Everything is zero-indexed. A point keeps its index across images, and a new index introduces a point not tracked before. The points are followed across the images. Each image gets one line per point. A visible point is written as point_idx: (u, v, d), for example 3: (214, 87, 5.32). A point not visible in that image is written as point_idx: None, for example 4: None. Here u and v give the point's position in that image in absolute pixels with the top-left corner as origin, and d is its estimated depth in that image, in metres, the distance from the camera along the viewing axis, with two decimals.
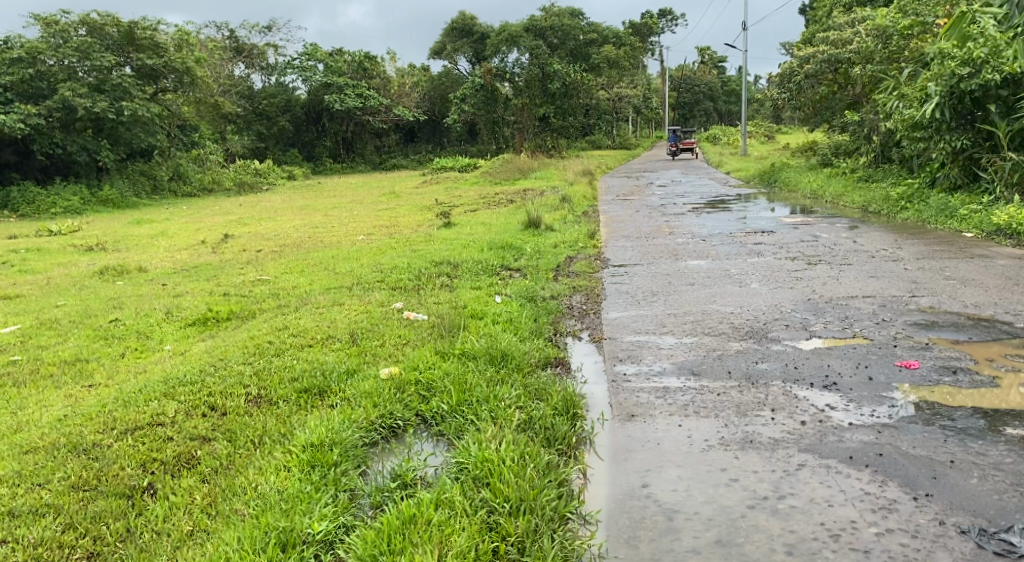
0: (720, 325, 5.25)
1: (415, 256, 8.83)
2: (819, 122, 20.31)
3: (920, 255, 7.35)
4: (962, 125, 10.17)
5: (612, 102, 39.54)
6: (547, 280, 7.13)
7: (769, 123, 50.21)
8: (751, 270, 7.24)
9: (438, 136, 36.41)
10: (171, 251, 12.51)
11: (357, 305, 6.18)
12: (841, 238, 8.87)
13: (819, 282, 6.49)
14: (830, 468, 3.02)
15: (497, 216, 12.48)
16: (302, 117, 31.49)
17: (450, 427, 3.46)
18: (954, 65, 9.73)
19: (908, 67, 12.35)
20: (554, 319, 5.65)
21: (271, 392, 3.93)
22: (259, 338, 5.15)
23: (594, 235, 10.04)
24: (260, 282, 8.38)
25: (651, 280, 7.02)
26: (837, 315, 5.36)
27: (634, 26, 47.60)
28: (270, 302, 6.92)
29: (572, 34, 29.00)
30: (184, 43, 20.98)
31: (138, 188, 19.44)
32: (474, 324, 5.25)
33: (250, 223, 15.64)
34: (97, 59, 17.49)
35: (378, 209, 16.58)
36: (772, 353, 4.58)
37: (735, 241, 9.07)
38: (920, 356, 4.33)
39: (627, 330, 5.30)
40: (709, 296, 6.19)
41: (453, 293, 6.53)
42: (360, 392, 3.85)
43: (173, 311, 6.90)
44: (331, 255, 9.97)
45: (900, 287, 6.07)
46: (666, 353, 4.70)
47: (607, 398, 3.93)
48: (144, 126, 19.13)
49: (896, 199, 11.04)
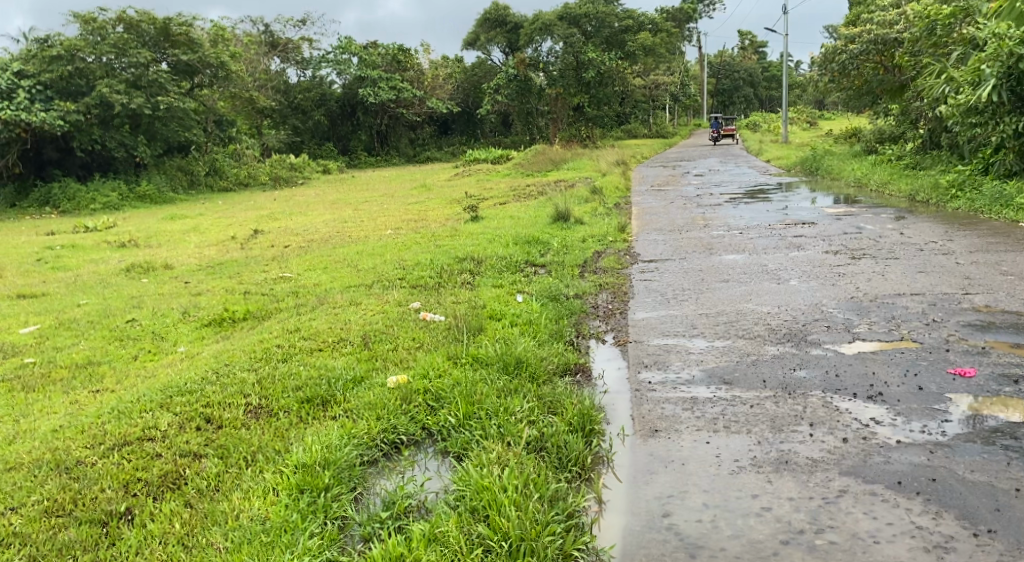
0: (755, 327, 4.93)
1: (440, 252, 8.61)
2: (861, 108, 19.62)
3: (972, 248, 6.89)
4: (1019, 107, 9.80)
5: (648, 91, 38.92)
6: (574, 277, 6.84)
7: (811, 109, 49.09)
8: (790, 265, 6.86)
9: (472, 128, 36.15)
10: (200, 247, 12.48)
11: (375, 304, 5.97)
12: (887, 229, 8.43)
13: (862, 278, 6.09)
14: (875, 496, 2.70)
15: (527, 209, 12.21)
16: (336, 111, 31.29)
17: (456, 443, 3.23)
18: (1012, 45, 9.10)
19: (958, 50, 11.84)
20: (578, 320, 5.38)
21: (272, 402, 3.72)
22: (271, 340, 4.96)
23: (624, 228, 9.71)
24: (282, 279, 8.25)
25: (683, 276, 6.68)
26: (882, 315, 4.98)
27: (671, 13, 46.86)
28: (289, 301, 6.74)
29: (607, 21, 28.59)
30: (218, 39, 21.09)
31: (175, 183, 19.57)
32: (491, 327, 5.01)
33: (281, 217, 15.60)
34: (134, 55, 17.58)
35: (409, 202, 16.42)
36: (812, 359, 4.24)
37: (773, 234, 8.68)
38: (976, 362, 3.95)
39: (654, 332, 5.00)
40: (744, 294, 5.85)
41: (474, 292, 6.28)
42: (364, 403, 3.62)
43: (191, 311, 6.75)
44: (356, 251, 9.81)
45: (951, 283, 5.66)
46: (695, 358, 4.39)
47: (629, 410, 3.65)
48: (181, 121, 19.24)
49: (947, 188, 10.53)
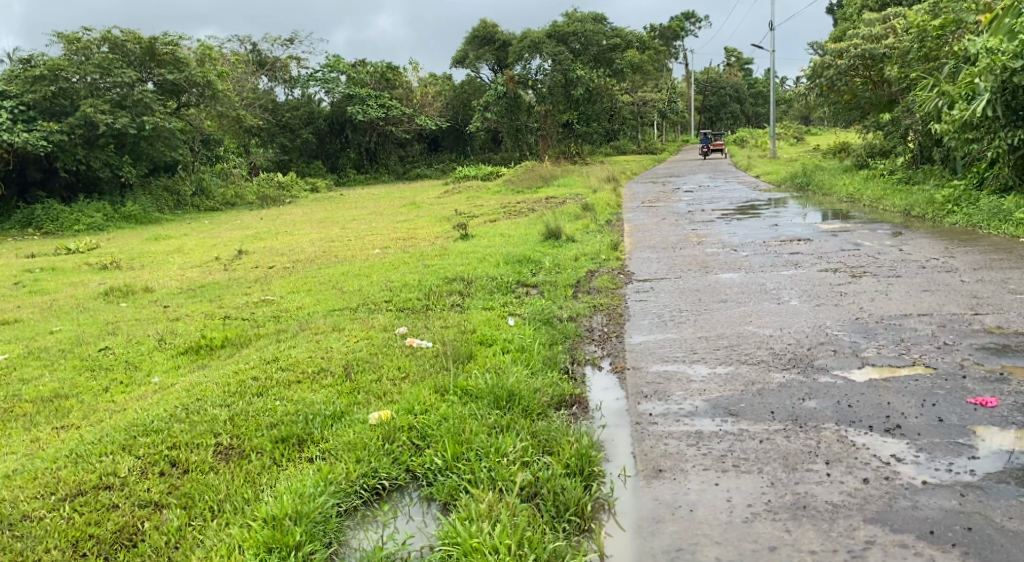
0: (759, 351, 4.69)
1: (428, 272, 8.37)
2: (851, 123, 19.57)
3: (976, 265, 6.69)
4: (1013, 122, 9.64)
5: (637, 107, 38.94)
6: (566, 297, 6.61)
7: (799, 125, 49.29)
8: (789, 284, 6.64)
9: (462, 145, 36.00)
10: (183, 268, 12.18)
11: (358, 330, 5.70)
12: (885, 246, 8.25)
13: (865, 297, 5.87)
14: (906, 549, 2.53)
15: (517, 227, 11.99)
16: (324, 129, 31.18)
17: (444, 489, 2.97)
18: (1005, 59, 8.97)
19: (949, 65, 11.73)
20: (572, 345, 5.13)
21: (244, 442, 3.45)
22: (247, 371, 4.67)
23: (617, 246, 9.49)
24: (264, 302, 7.99)
25: (679, 297, 6.44)
26: (890, 337, 4.77)
27: (658, 30, 47.05)
28: (271, 326, 6.46)
29: (595, 39, 28.52)
30: (206, 59, 20.85)
31: (161, 204, 19.27)
32: (481, 354, 4.74)
33: (267, 237, 15.33)
34: (118, 75, 17.32)
35: (397, 220, 16.20)
36: (821, 387, 4.00)
37: (769, 251, 8.48)
38: (997, 390, 3.73)
39: (652, 357, 4.75)
40: (744, 315, 5.60)
41: (463, 315, 6.01)
42: (343, 443, 3.35)
43: (166, 338, 6.45)
44: (342, 271, 9.56)
45: (959, 302, 5.44)
46: (697, 387, 4.13)
47: (630, 447, 3.39)
48: (167, 141, 18.95)
49: (942, 202, 10.38)
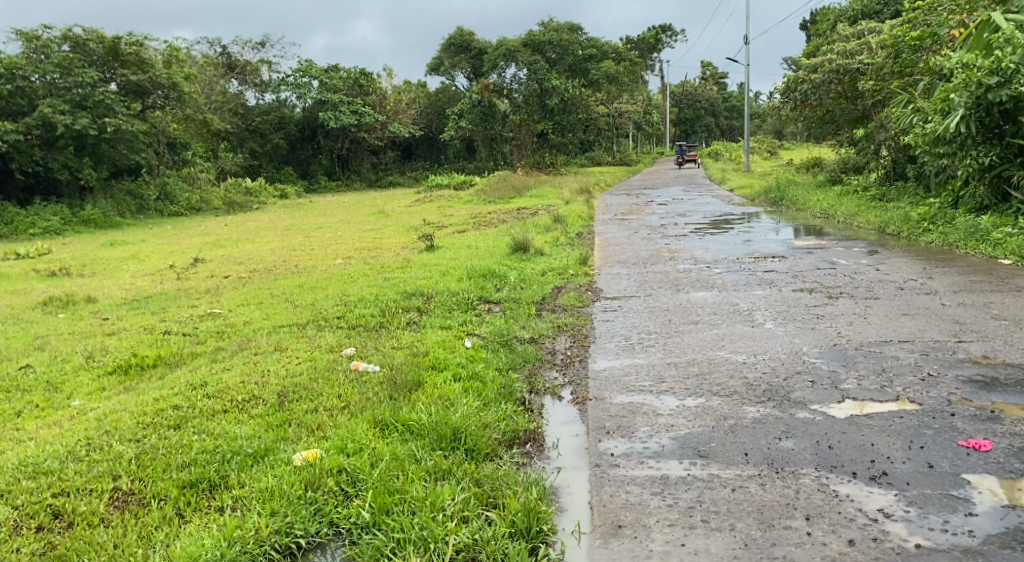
0: (731, 381, 4.34)
1: (387, 285, 7.97)
2: (824, 138, 19.50)
3: (955, 287, 6.43)
4: (988, 139, 9.38)
5: (613, 119, 38.85)
6: (529, 316, 6.23)
7: (772, 138, 49.67)
8: (763, 304, 6.33)
9: (436, 154, 35.65)
10: (136, 277, 11.62)
11: (300, 351, 5.26)
12: (861, 265, 8.00)
13: (843, 321, 5.55)
14: None
15: (485, 238, 11.62)
16: (296, 135, 30.58)
17: (366, 551, 2.63)
18: (980, 76, 8.82)
19: (923, 81, 11.61)
20: (531, 371, 4.74)
21: (147, 486, 3.05)
22: (170, 397, 4.23)
23: (587, 260, 9.15)
24: (209, 316, 7.52)
25: (648, 317, 6.09)
26: (871, 367, 4.45)
27: (635, 42, 47.18)
28: (211, 344, 5.99)
29: (571, 49, 28.25)
30: (172, 61, 20.26)
31: (122, 208, 18.62)
32: (432, 380, 4.35)
33: (227, 244, 14.79)
34: (79, 75, 16.66)
35: (364, 229, 15.75)
36: (798, 424, 3.66)
37: (742, 268, 8.18)
38: (990, 431, 3.41)
39: (617, 386, 4.38)
40: (716, 339, 5.25)
41: (417, 335, 5.59)
42: (258, 489, 2.96)
43: (95, 355, 5.94)
44: (298, 283, 9.11)
45: (940, 329, 5.16)
46: (664, 422, 3.76)
47: (587, 496, 3.02)
48: (129, 143, 18.30)
49: (917, 220, 10.17)
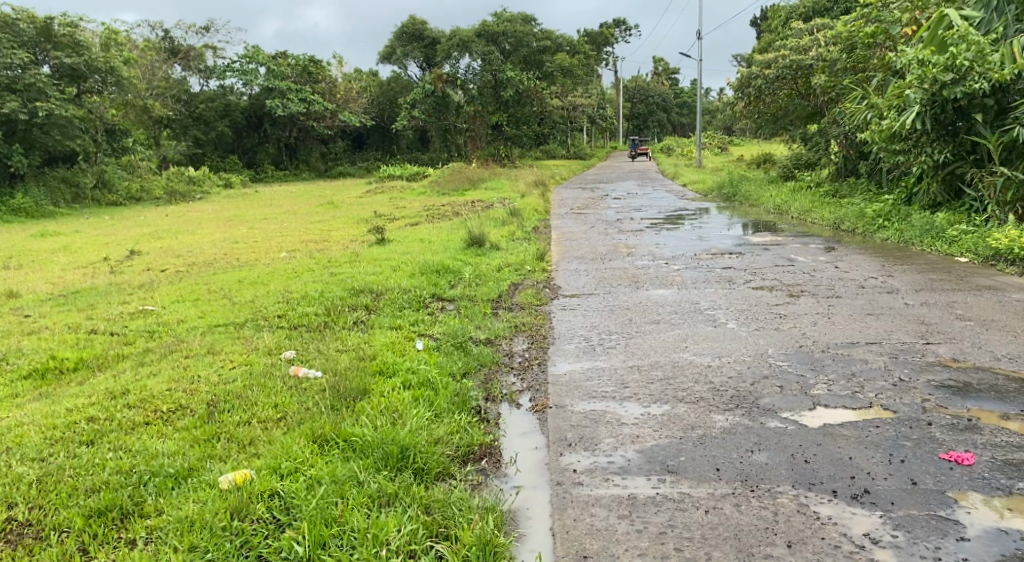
0: (697, 386, 4.11)
1: (333, 281, 7.58)
2: (777, 134, 19.60)
3: (916, 286, 6.34)
4: (942, 136, 9.38)
5: (567, 111, 38.66)
6: (484, 315, 5.93)
7: (723, 134, 50.22)
8: (725, 303, 6.15)
9: (388, 144, 34.98)
10: (65, 270, 10.95)
11: (235, 355, 4.87)
12: (819, 262, 7.90)
13: (807, 322, 5.38)
14: None
15: (437, 231, 11.28)
16: (242, 123, 29.61)
17: None
18: (936, 72, 8.80)
19: (877, 77, 11.60)
20: (487, 376, 4.45)
21: (49, 517, 2.70)
22: (84, 408, 3.81)
23: (543, 255, 8.88)
24: (141, 313, 7.04)
25: (607, 316, 5.85)
26: (840, 371, 4.27)
27: (589, 35, 47.07)
28: (139, 345, 5.53)
29: (525, 40, 27.94)
30: (110, 44, 19.30)
31: (56, 197, 17.67)
32: (379, 387, 4.02)
33: (166, 236, 14.12)
34: (8, 56, 15.70)
35: (312, 221, 15.25)
36: (770, 434, 3.44)
37: (701, 265, 8.02)
38: (970, 441, 3.24)
39: (577, 392, 4.11)
40: (679, 340, 5.03)
41: (364, 337, 5.24)
42: (176, 518, 2.65)
43: (8, 358, 5.43)
44: (239, 278, 8.66)
45: (906, 330, 5.02)
46: (629, 433, 3.50)
47: (548, 522, 2.76)
48: (64, 129, 17.28)
49: (872, 217, 10.16)
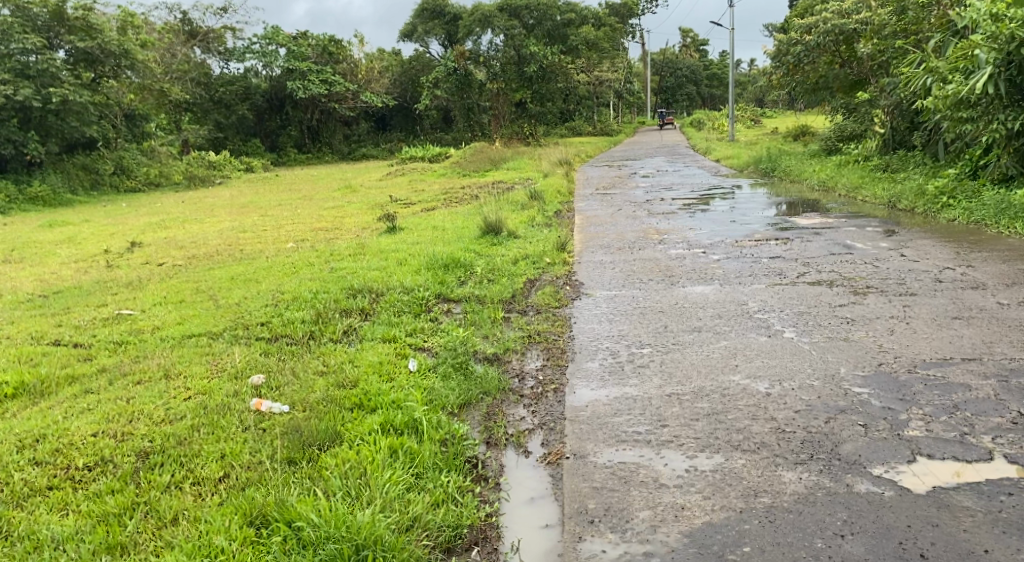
0: (755, 426, 3.21)
1: (331, 280, 6.78)
2: (817, 105, 18.32)
3: (1005, 280, 5.34)
4: (1016, 101, 8.23)
5: (594, 87, 37.40)
6: (495, 323, 5.04)
7: (753, 106, 48.72)
8: (777, 303, 5.20)
9: (411, 124, 34.09)
10: (63, 264, 10.31)
11: (194, 381, 4.06)
12: (881, 248, 6.92)
13: (881, 330, 4.43)
14: None
15: (454, 218, 10.47)
16: (263, 106, 28.94)
17: None
18: (1014, 27, 7.57)
19: (934, 36, 10.26)
20: (493, 410, 3.60)
21: None
22: None
23: (565, 244, 7.97)
24: (117, 318, 6.29)
25: (637, 322, 4.95)
26: (937, 401, 3.36)
27: (615, 8, 45.62)
28: (96, 361, 4.76)
29: (549, 14, 26.70)
30: (126, 27, 18.57)
31: (73, 184, 17.08)
32: (352, 429, 3.16)
33: (174, 225, 13.47)
34: (19, 40, 14.98)
35: (325, 207, 14.50)
36: (862, 505, 2.57)
37: (743, 254, 7.07)
38: None
39: (603, 434, 3.24)
40: (727, 356, 4.12)
41: (350, 353, 4.40)
42: None
43: None
44: (234, 274, 7.91)
45: (1008, 341, 4.07)
46: (671, 503, 2.65)
47: None
48: (80, 115, 16.60)
49: (934, 193, 9.08)
